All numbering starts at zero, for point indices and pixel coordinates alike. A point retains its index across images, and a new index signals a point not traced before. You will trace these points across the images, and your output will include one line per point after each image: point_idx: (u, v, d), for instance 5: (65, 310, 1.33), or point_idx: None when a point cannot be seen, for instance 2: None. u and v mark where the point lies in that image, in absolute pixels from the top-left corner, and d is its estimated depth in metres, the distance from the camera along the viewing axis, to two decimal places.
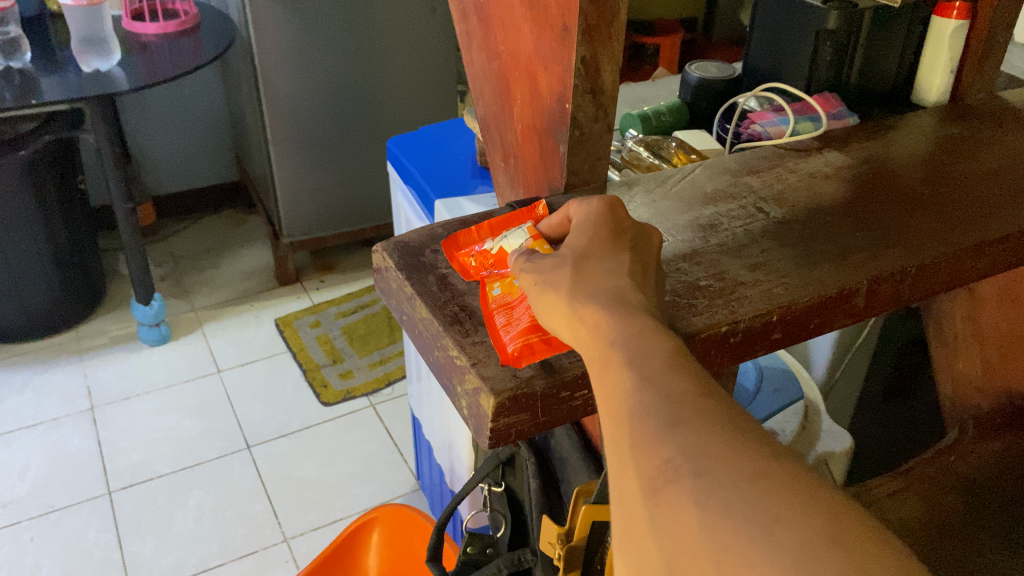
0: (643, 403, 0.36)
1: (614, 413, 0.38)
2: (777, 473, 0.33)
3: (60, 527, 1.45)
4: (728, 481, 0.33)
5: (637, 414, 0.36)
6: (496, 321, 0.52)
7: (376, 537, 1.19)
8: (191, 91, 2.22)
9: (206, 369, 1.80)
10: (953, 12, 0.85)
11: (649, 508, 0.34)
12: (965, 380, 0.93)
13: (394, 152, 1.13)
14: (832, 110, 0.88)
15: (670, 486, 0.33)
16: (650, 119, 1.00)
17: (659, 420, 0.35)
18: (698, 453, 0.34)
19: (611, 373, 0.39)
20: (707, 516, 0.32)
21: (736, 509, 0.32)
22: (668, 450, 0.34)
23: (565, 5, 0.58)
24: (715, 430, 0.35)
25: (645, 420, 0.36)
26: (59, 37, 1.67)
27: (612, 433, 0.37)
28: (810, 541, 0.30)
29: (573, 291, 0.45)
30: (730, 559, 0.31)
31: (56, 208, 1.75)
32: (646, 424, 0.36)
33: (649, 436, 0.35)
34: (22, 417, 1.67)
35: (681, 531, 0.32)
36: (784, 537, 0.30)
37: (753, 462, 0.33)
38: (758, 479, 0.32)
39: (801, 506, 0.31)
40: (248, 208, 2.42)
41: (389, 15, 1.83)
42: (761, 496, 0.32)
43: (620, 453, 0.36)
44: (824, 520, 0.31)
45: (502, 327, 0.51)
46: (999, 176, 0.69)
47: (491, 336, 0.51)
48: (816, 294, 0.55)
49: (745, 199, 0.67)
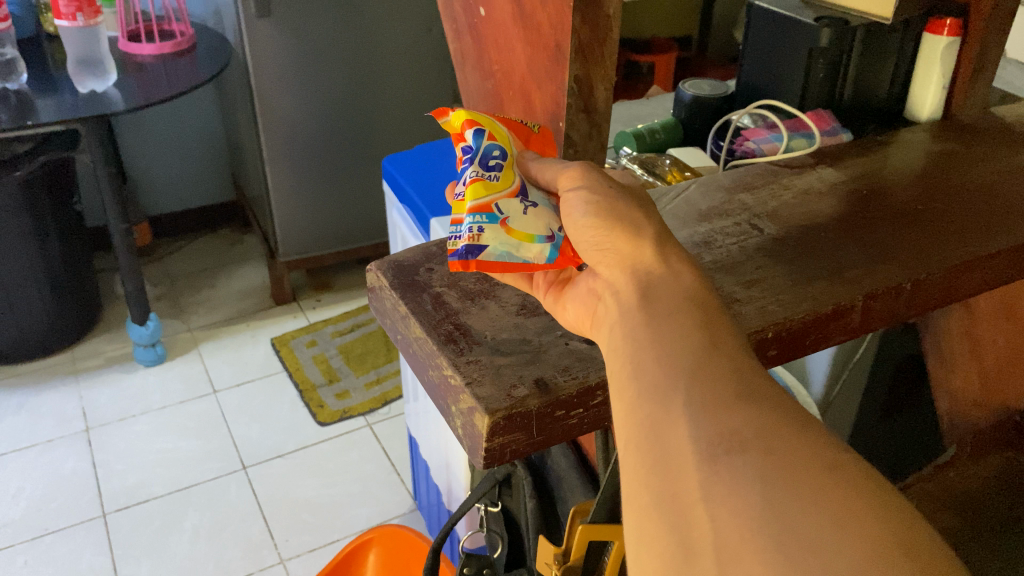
0: (698, 378, 0.37)
1: (658, 380, 0.38)
2: (834, 471, 0.33)
3: (54, 550, 1.43)
4: (801, 466, 0.33)
5: (699, 378, 0.37)
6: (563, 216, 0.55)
7: (372, 558, 1.18)
8: (187, 112, 2.23)
9: (203, 390, 1.79)
10: (945, 30, 0.84)
11: (704, 474, 0.33)
12: (964, 397, 0.93)
13: (389, 172, 1.13)
14: (826, 127, 0.88)
15: (731, 455, 0.34)
16: (644, 137, 1.01)
17: (731, 392, 0.36)
18: (768, 432, 0.34)
19: (644, 369, 0.39)
20: (774, 496, 0.32)
21: (807, 494, 0.32)
22: (737, 421, 0.35)
23: (558, 24, 0.58)
24: (786, 418, 0.35)
25: (711, 391, 0.36)
26: (56, 59, 1.68)
27: (658, 391, 0.37)
28: (881, 542, 0.30)
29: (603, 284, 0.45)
30: (792, 541, 0.30)
31: (52, 229, 1.75)
32: (709, 393, 0.36)
33: (718, 403, 0.36)
34: (17, 439, 1.66)
35: (741, 503, 0.32)
36: (856, 532, 0.30)
37: (824, 454, 0.33)
38: (831, 472, 0.33)
39: (874, 507, 0.31)
40: (243, 228, 2.42)
41: (386, 35, 1.85)
42: (832, 487, 0.32)
43: (671, 409, 0.36)
44: (897, 525, 0.31)
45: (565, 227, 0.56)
46: (992, 193, 0.69)
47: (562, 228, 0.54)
48: (812, 311, 0.54)
49: (739, 216, 0.67)
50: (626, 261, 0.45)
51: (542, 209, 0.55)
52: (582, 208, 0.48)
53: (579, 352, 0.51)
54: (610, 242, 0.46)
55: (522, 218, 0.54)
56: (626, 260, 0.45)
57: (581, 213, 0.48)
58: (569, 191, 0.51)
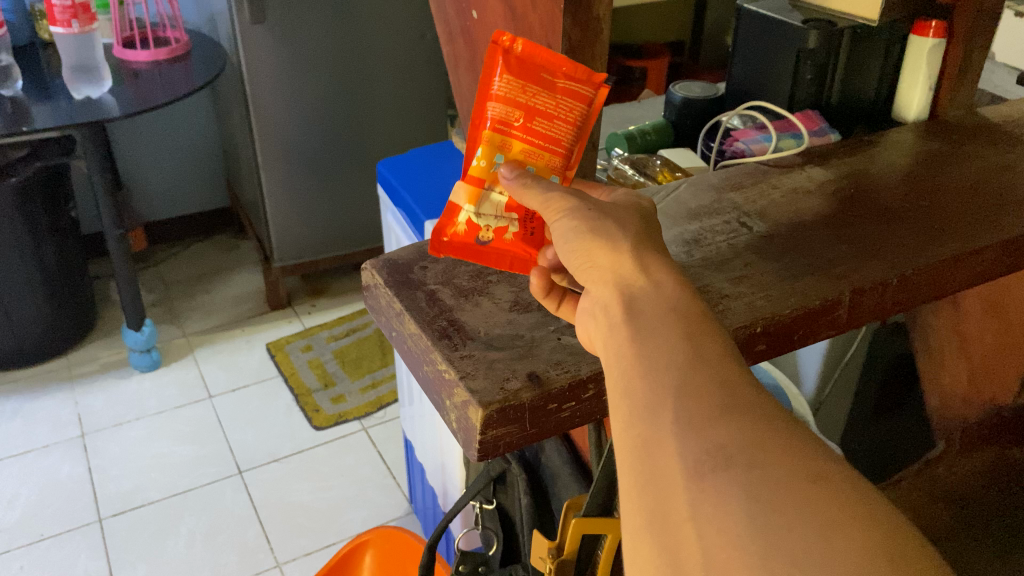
0: (686, 387, 0.37)
1: (647, 390, 0.38)
2: (820, 482, 0.33)
3: (49, 555, 1.43)
4: (785, 480, 0.33)
5: (686, 393, 0.37)
6: (573, 97, 0.59)
7: (368, 559, 1.18)
8: (181, 119, 2.24)
9: (198, 395, 1.79)
10: (930, 31, 0.86)
11: (692, 491, 0.34)
12: (952, 393, 0.95)
13: (384, 175, 1.14)
14: (814, 127, 0.90)
15: (718, 473, 0.34)
16: (635, 139, 1.02)
17: (715, 404, 0.36)
18: (753, 445, 0.34)
19: (631, 377, 0.39)
20: (758, 513, 0.32)
21: (793, 510, 0.32)
22: (721, 436, 0.35)
23: (548, 26, 0.60)
24: (771, 428, 0.35)
25: (697, 402, 0.36)
26: (51, 64, 1.69)
27: (648, 404, 0.37)
28: (866, 556, 0.30)
29: (596, 274, 0.46)
30: (779, 555, 0.31)
31: (47, 236, 1.75)
32: (696, 405, 0.36)
33: (702, 418, 0.36)
34: (12, 444, 1.66)
35: (727, 521, 0.32)
36: (840, 545, 0.31)
37: (811, 465, 0.34)
38: (815, 484, 0.33)
39: (860, 519, 0.32)
40: (238, 235, 2.43)
41: (380, 41, 1.86)
42: (818, 499, 0.32)
43: (657, 423, 0.37)
44: (882, 535, 0.31)
45: (582, 119, 0.60)
46: (978, 191, 0.70)
47: (575, 85, 0.59)
48: (800, 306, 0.55)
49: (728, 214, 0.68)
50: (625, 248, 0.46)
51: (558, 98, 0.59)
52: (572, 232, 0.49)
53: (571, 347, 0.52)
54: (591, 249, 0.47)
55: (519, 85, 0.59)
56: (611, 270, 0.45)
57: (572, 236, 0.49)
58: (555, 222, 0.51)
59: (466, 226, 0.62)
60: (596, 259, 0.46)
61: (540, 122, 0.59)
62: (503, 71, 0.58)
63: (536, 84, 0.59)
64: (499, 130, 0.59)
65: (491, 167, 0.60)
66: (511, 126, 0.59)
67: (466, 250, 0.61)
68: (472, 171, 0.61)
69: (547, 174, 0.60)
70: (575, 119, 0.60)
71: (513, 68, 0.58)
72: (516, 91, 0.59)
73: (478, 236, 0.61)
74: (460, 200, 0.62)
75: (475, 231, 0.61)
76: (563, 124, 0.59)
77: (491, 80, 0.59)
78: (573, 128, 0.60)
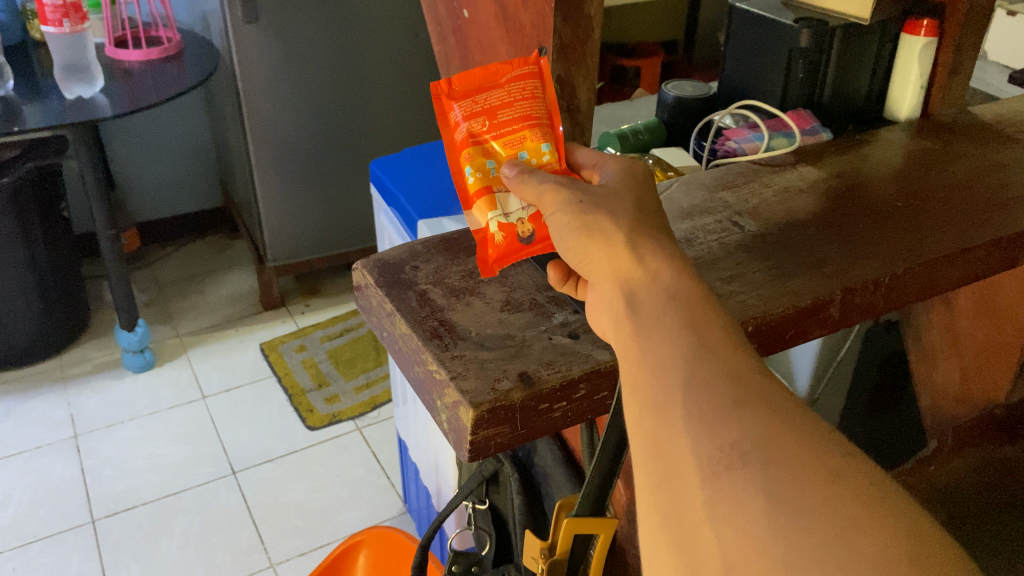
0: (694, 385, 0.37)
1: (653, 387, 0.38)
2: (837, 479, 0.33)
3: (42, 556, 1.43)
4: (802, 479, 0.33)
5: (694, 388, 0.37)
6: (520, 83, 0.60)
7: (362, 560, 1.18)
8: (173, 118, 2.23)
9: (192, 395, 1.79)
10: (921, 30, 0.87)
11: (708, 491, 0.34)
12: (943, 394, 0.96)
13: (376, 175, 1.14)
14: (806, 125, 0.90)
15: (733, 471, 0.33)
16: (627, 137, 1.01)
17: (725, 399, 0.36)
18: (768, 441, 0.34)
19: (637, 375, 0.39)
20: (777, 511, 0.32)
21: (811, 508, 0.32)
22: (735, 433, 0.35)
23: (540, 25, 0.61)
24: (785, 423, 0.35)
25: (707, 398, 0.36)
26: (42, 64, 1.69)
27: (657, 400, 0.37)
28: (888, 554, 0.30)
29: (600, 258, 0.46)
30: (800, 559, 0.30)
31: (39, 236, 1.74)
32: (705, 401, 0.36)
33: (713, 415, 0.36)
34: (6, 445, 1.65)
35: (746, 522, 0.32)
36: (863, 545, 0.30)
37: (828, 462, 0.33)
38: (833, 483, 0.33)
39: (882, 515, 0.31)
40: (232, 234, 2.42)
41: (373, 41, 1.85)
42: (837, 496, 0.32)
43: (667, 421, 0.36)
44: (906, 531, 0.31)
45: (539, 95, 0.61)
46: (970, 189, 0.71)
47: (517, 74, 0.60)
48: (792, 305, 0.55)
49: (720, 213, 0.68)
50: (623, 239, 0.46)
51: (508, 91, 0.60)
52: (567, 229, 0.49)
53: (562, 347, 0.52)
54: (591, 240, 0.47)
55: (469, 104, 0.60)
56: (609, 265, 0.45)
57: (568, 227, 0.49)
58: (554, 213, 0.51)
59: (501, 233, 0.59)
60: (597, 248, 0.46)
61: (505, 113, 0.59)
62: (451, 100, 0.59)
63: (483, 91, 0.60)
64: (475, 144, 0.59)
65: (489, 175, 0.59)
66: (481, 135, 0.59)
67: (513, 256, 0.59)
68: (475, 188, 0.59)
69: (538, 148, 0.59)
70: (535, 94, 0.61)
71: (458, 93, 0.60)
72: (469, 107, 0.60)
73: (519, 235, 0.59)
74: (481, 220, 0.60)
75: (513, 231, 0.59)
76: (527, 103, 0.60)
77: (446, 115, 0.60)
78: (535, 102, 0.60)
